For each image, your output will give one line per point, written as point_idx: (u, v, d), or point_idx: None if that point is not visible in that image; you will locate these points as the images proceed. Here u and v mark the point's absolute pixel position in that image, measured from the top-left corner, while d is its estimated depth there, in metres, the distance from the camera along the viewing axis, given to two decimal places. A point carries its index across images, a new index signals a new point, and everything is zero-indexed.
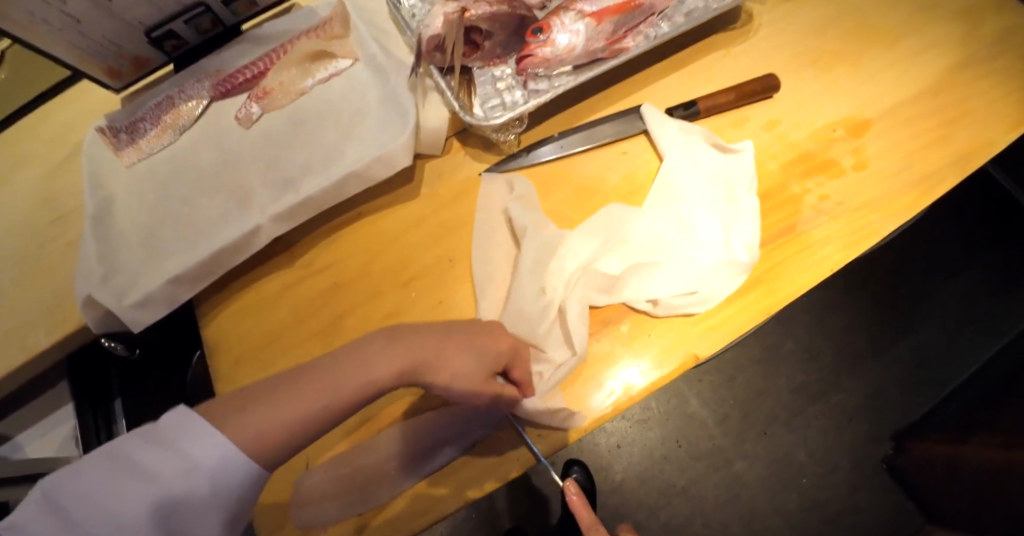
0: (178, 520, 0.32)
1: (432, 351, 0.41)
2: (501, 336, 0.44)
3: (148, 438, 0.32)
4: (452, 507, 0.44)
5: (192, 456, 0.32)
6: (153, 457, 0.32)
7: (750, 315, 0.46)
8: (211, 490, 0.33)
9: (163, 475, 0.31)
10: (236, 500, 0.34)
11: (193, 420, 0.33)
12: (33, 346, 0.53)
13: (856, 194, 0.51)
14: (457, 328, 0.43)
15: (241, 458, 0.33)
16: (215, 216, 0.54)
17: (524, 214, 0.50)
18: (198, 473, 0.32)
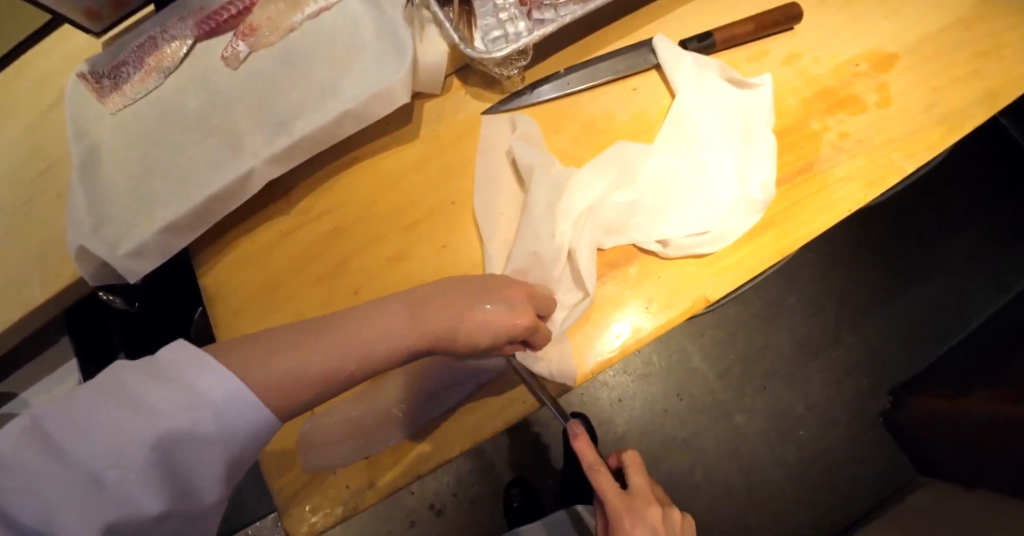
0: (177, 460, 0.30)
1: (449, 324, 0.38)
2: (523, 313, 0.40)
3: (152, 371, 0.30)
4: (457, 450, 0.44)
5: (198, 389, 0.30)
6: (156, 390, 0.30)
7: (763, 256, 0.44)
8: (216, 430, 0.31)
9: (167, 409, 0.29)
10: (243, 443, 0.32)
11: (200, 355, 0.31)
12: (30, 300, 0.52)
13: (877, 131, 0.49)
14: (483, 296, 0.40)
15: (250, 399, 0.31)
16: (209, 161, 0.52)
17: (530, 151, 0.48)
18: (205, 411, 0.30)
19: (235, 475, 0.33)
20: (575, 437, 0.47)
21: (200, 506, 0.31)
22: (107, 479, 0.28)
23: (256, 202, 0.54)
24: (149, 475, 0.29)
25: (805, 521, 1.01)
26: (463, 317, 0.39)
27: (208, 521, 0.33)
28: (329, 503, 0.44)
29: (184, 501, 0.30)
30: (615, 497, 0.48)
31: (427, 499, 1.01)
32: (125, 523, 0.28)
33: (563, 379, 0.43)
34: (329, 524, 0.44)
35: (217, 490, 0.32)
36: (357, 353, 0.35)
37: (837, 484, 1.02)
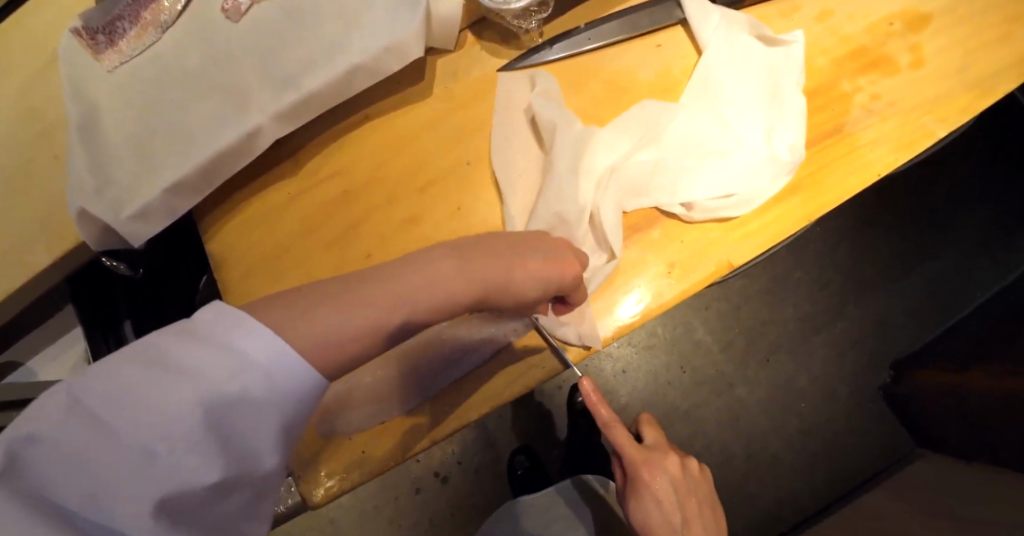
0: (229, 427, 0.28)
1: (497, 275, 0.37)
2: (569, 263, 0.40)
3: (189, 335, 0.29)
4: (475, 416, 0.44)
5: (242, 350, 0.29)
6: (198, 354, 0.28)
7: (791, 220, 0.43)
8: (265, 393, 0.29)
9: (212, 373, 0.28)
10: (294, 405, 0.30)
11: (238, 314, 0.29)
12: (33, 265, 0.50)
13: (909, 94, 0.47)
14: (526, 251, 0.39)
15: (296, 357, 0.30)
16: (215, 121, 0.49)
17: (551, 107, 0.46)
18: (251, 373, 0.29)
19: (289, 441, 0.32)
20: (589, 396, 0.46)
21: (258, 474, 0.30)
22: (157, 450, 0.26)
23: (261, 161, 0.52)
24: (204, 444, 0.27)
25: (803, 490, 1.02)
26: (510, 267, 0.38)
27: (268, 492, 0.31)
28: (345, 468, 0.44)
29: (243, 470, 0.29)
30: (635, 449, 0.50)
31: (432, 467, 1.02)
32: (186, 497, 0.27)
33: (588, 340, 0.43)
34: (345, 488, 0.44)
35: (274, 456, 0.30)
36: (401, 303, 0.34)
37: (835, 455, 1.03)
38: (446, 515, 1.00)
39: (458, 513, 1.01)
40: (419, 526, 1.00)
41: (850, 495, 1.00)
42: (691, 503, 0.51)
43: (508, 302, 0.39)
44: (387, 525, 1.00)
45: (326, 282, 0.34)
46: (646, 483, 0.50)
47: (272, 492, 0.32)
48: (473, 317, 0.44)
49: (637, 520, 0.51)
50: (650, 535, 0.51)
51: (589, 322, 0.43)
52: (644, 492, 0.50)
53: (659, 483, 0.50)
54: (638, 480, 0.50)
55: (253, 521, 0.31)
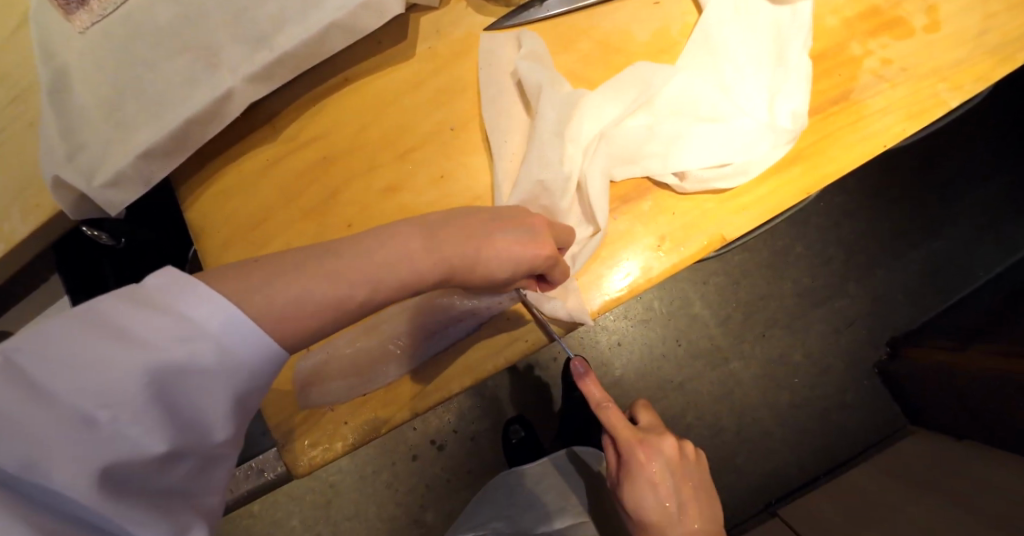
0: (177, 396, 0.27)
1: (467, 254, 0.36)
2: (544, 243, 0.37)
3: (137, 300, 0.27)
4: (458, 388, 0.42)
5: (194, 318, 0.27)
6: (145, 319, 0.26)
7: (788, 192, 0.41)
8: (216, 363, 0.27)
9: (158, 340, 0.26)
10: (251, 376, 0.29)
11: (189, 281, 0.28)
12: (11, 236, 0.48)
13: (922, 59, 0.44)
14: (497, 227, 0.37)
15: (251, 326, 0.28)
16: (187, 82, 0.46)
17: (537, 69, 0.44)
18: (202, 341, 0.27)
19: (245, 413, 0.30)
20: (580, 377, 0.46)
21: (208, 446, 0.28)
22: (98, 416, 0.25)
23: (237, 125, 0.50)
24: (149, 412, 0.26)
25: (793, 462, 1.03)
26: (480, 247, 0.36)
27: (220, 463, 0.30)
28: (329, 439, 0.43)
29: (191, 441, 0.27)
30: (631, 430, 0.49)
31: (428, 435, 1.02)
32: (128, 465, 0.25)
33: (575, 320, 0.41)
34: (328, 459, 0.43)
35: (226, 427, 0.29)
36: (366, 277, 0.33)
37: (825, 428, 1.03)
38: (443, 481, 1.02)
39: (454, 480, 1.02)
40: (415, 491, 1.01)
41: (840, 468, 1.01)
42: (686, 485, 0.49)
43: (477, 281, 0.37)
44: (385, 489, 1.02)
45: (287, 253, 0.32)
46: (642, 465, 0.48)
47: (225, 464, 0.30)
48: (451, 291, 0.43)
49: (633, 505, 0.49)
50: (647, 518, 0.49)
51: (573, 294, 0.41)
52: (640, 474, 0.48)
53: (655, 466, 0.48)
54: (634, 463, 0.48)
55: (205, 494, 0.29)
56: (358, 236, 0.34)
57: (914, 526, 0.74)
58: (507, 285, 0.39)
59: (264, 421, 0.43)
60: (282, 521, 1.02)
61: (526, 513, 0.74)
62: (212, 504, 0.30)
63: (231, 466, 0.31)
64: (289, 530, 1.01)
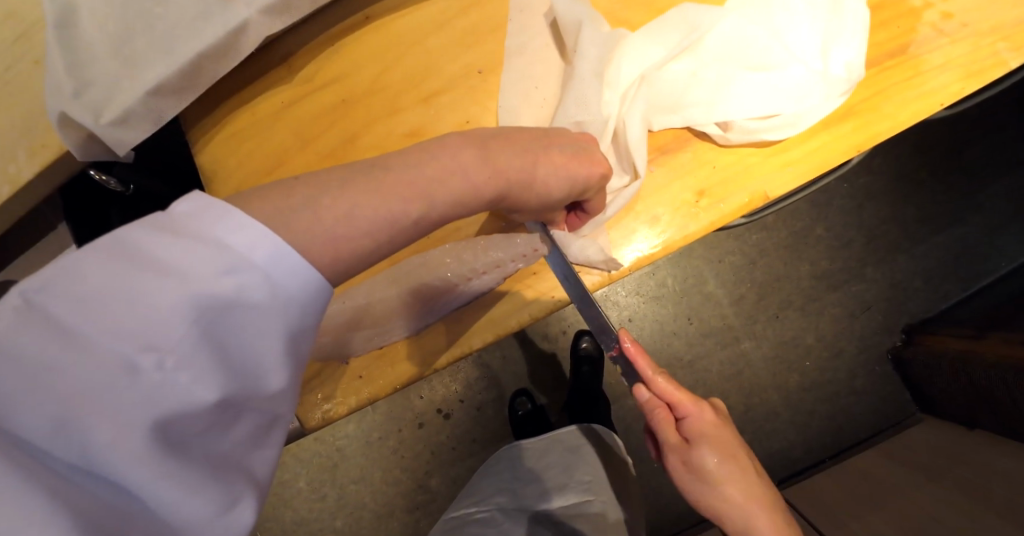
0: (224, 339, 0.25)
1: (524, 165, 0.35)
2: (597, 161, 0.37)
3: (170, 230, 0.25)
4: (480, 343, 0.41)
5: (234, 248, 0.25)
6: (182, 252, 0.24)
7: (838, 149, 0.39)
8: (264, 298, 0.25)
9: (197, 272, 0.24)
10: (301, 314, 0.27)
11: (221, 206, 0.25)
12: (17, 177, 0.46)
13: (987, 13, 0.40)
14: (550, 145, 0.36)
15: (297, 258, 0.26)
16: (197, 14, 0.43)
17: (575, 6, 0.40)
18: (246, 273, 0.25)
19: (298, 359, 0.28)
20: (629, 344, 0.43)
21: (263, 396, 0.26)
22: (140, 362, 0.23)
23: (252, 63, 0.47)
24: (195, 356, 0.24)
25: (799, 444, 1.01)
26: (538, 158, 0.35)
27: (277, 418, 0.28)
28: (342, 393, 0.42)
29: (243, 390, 0.26)
30: (690, 392, 0.45)
31: (435, 404, 1.02)
32: (177, 415, 0.24)
33: (607, 266, 0.39)
34: (340, 414, 0.42)
35: (280, 374, 0.27)
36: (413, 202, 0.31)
37: (833, 412, 1.02)
38: (448, 449, 1.01)
39: (459, 448, 1.01)
40: (420, 458, 1.01)
41: (846, 452, 1.00)
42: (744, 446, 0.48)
43: (532, 201, 0.36)
44: (390, 454, 1.02)
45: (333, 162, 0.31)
46: (711, 426, 0.45)
47: (284, 418, 0.29)
48: (482, 238, 0.42)
49: (711, 476, 0.44)
50: (736, 492, 0.44)
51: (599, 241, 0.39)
52: (713, 435, 0.45)
53: (721, 424, 0.46)
54: (703, 426, 0.45)
55: (261, 453, 0.28)
56: (401, 152, 0.32)
57: (923, 514, 0.73)
58: (552, 211, 0.38)
59: None
60: (289, 483, 1.03)
61: (530, 486, 0.74)
62: (269, 464, 0.28)
63: (286, 421, 0.29)
64: (295, 493, 1.02)
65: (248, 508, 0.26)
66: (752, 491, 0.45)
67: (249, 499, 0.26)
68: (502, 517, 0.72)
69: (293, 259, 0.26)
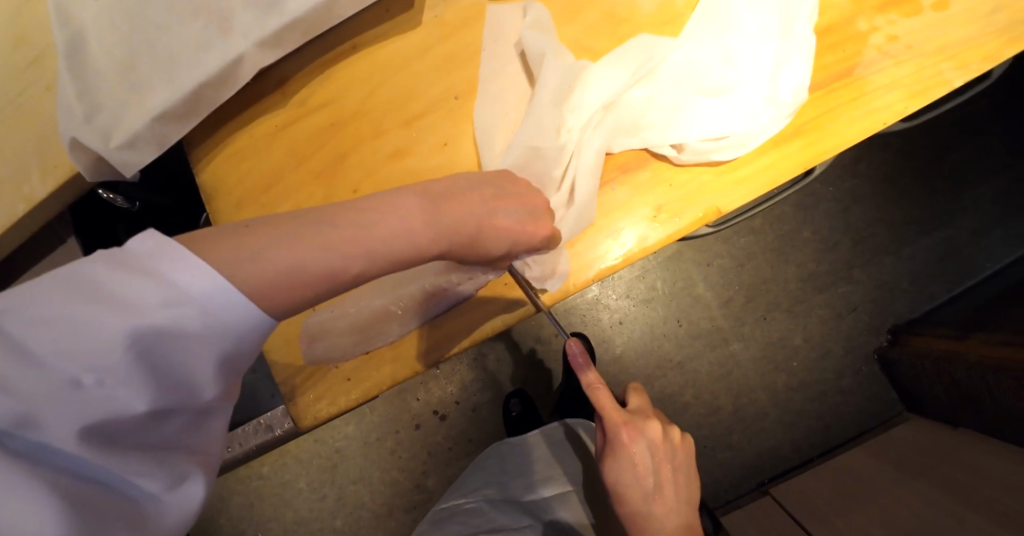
0: (162, 358, 0.28)
1: (469, 230, 0.39)
2: (543, 225, 0.41)
3: (122, 265, 0.28)
4: (458, 348, 0.44)
5: (178, 284, 0.28)
6: (129, 284, 0.28)
7: (786, 166, 0.42)
8: (201, 326, 0.29)
9: (140, 303, 0.28)
10: (237, 337, 0.31)
11: (171, 246, 0.29)
12: (32, 197, 0.50)
13: (929, 38, 0.44)
14: (500, 204, 0.40)
15: (235, 292, 0.30)
16: (196, 47, 0.46)
17: (539, 39, 0.44)
18: (185, 305, 0.28)
19: (235, 372, 0.32)
20: (574, 356, 0.49)
21: (199, 402, 0.30)
22: (86, 379, 0.26)
23: (247, 89, 0.50)
24: (135, 373, 0.27)
25: (787, 442, 1.04)
26: (483, 223, 0.39)
27: (214, 414, 0.32)
28: (332, 395, 0.45)
29: (180, 399, 0.30)
30: (620, 416, 0.49)
31: (431, 405, 1.05)
32: (119, 422, 0.28)
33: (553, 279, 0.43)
34: (333, 413, 0.45)
35: (216, 387, 0.31)
36: (385, 231, 0.35)
37: (820, 411, 1.04)
38: (444, 448, 1.05)
39: (456, 448, 1.04)
40: (417, 458, 1.05)
41: (834, 450, 1.02)
42: (665, 468, 0.51)
43: (474, 257, 0.40)
44: (389, 455, 1.05)
45: None
46: (623, 448, 0.50)
47: (220, 413, 0.33)
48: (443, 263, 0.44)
49: (610, 481, 0.52)
50: (624, 498, 0.52)
51: (550, 281, 0.43)
52: (622, 455, 0.50)
53: (637, 449, 0.50)
54: (616, 446, 0.50)
55: (201, 444, 0.32)
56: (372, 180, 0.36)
57: (906, 512, 0.75)
58: (501, 260, 0.42)
59: (275, 379, 0.45)
60: (291, 483, 1.06)
61: (516, 480, 0.77)
62: (215, 448, 0.33)
63: (224, 416, 0.33)
64: (297, 493, 1.05)
65: (194, 487, 0.30)
66: (645, 503, 0.52)
67: (195, 481, 0.31)
68: (489, 507, 0.74)
69: (231, 292, 0.30)
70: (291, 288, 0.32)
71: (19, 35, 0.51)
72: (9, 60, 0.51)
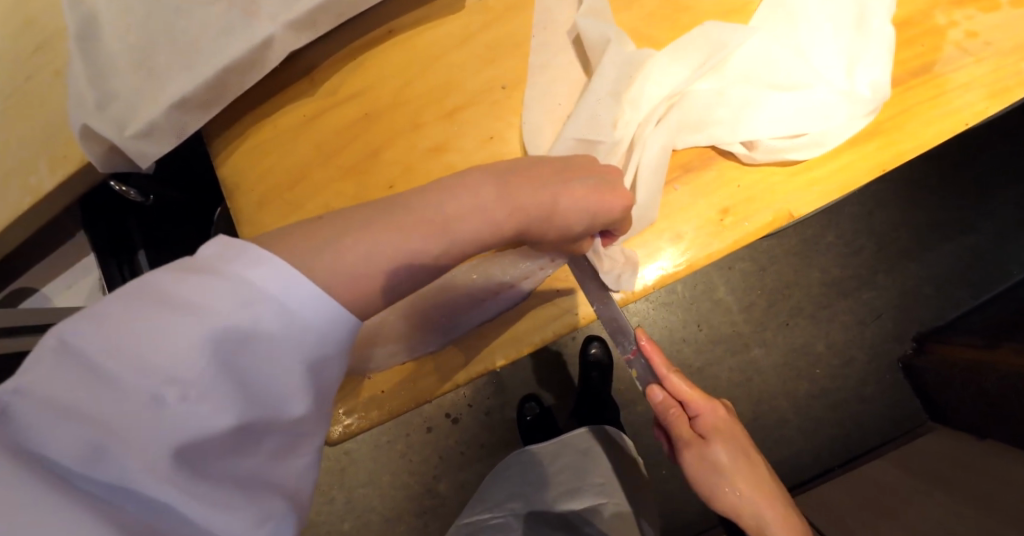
0: (245, 368, 0.25)
1: (544, 202, 0.35)
2: (621, 193, 0.37)
3: (195, 270, 0.26)
4: (503, 360, 0.41)
5: (254, 284, 0.26)
6: (205, 288, 0.25)
7: (864, 169, 0.39)
8: (280, 328, 0.26)
9: (217, 307, 0.25)
10: (318, 342, 0.28)
11: (241, 247, 0.27)
12: (39, 188, 0.47)
13: (1013, 33, 0.40)
14: (572, 176, 0.37)
15: (311, 291, 0.27)
16: (220, 29, 0.43)
17: (598, 25, 0.41)
18: (262, 306, 0.26)
19: (323, 386, 0.29)
20: (642, 346, 0.44)
21: (285, 420, 0.27)
22: (166, 394, 0.24)
23: (274, 77, 0.47)
24: (216, 385, 0.24)
25: (808, 452, 1.00)
26: (558, 195, 0.36)
27: (307, 438, 0.29)
28: (365, 407, 0.42)
29: (265, 415, 0.26)
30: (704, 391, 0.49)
31: (444, 408, 1.02)
32: (200, 443, 0.24)
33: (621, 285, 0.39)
34: (365, 427, 0.42)
35: (302, 398, 0.27)
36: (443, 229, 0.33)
37: (842, 420, 1.00)
38: (456, 452, 1.01)
39: (468, 452, 1.01)
40: (428, 461, 1.02)
41: (857, 460, 0.98)
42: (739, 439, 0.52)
43: (545, 237, 0.37)
44: (399, 458, 1.02)
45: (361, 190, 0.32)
46: (720, 418, 0.49)
47: (311, 439, 0.29)
48: (504, 255, 0.42)
49: (723, 468, 0.47)
50: (739, 485, 0.47)
51: (623, 278, 0.39)
52: (723, 427, 0.48)
53: (727, 419, 0.49)
54: (714, 421, 0.48)
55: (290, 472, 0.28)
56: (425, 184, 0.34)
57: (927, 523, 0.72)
58: (576, 241, 0.38)
59: None
60: None
61: (541, 492, 0.73)
62: (305, 478, 0.29)
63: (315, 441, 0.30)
64: None
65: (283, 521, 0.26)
66: (760, 483, 0.47)
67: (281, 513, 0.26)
68: (516, 523, 0.71)
69: (306, 292, 0.27)
70: (335, 296, 0.29)
71: (33, 16, 0.48)
72: (22, 43, 0.48)
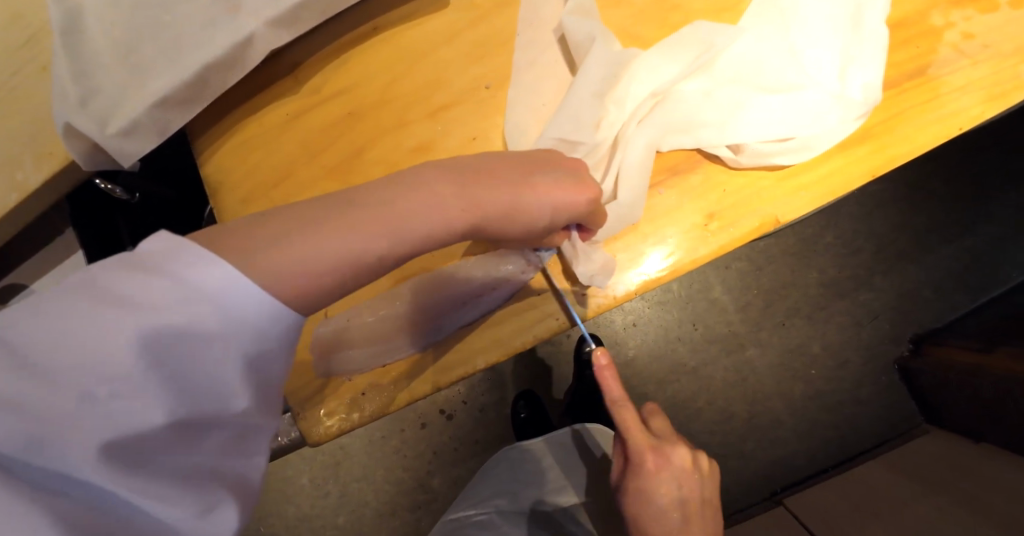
0: (183, 364, 0.25)
1: (503, 197, 0.34)
2: (586, 186, 0.36)
3: (133, 266, 0.26)
4: (483, 364, 0.40)
5: (193, 280, 0.25)
6: (141, 284, 0.25)
7: (854, 174, 0.38)
8: (220, 325, 0.26)
9: (153, 304, 0.25)
10: (263, 337, 0.27)
11: (180, 242, 0.26)
12: (24, 185, 0.46)
13: (1011, 35, 0.39)
14: (535, 171, 0.36)
15: (253, 287, 0.27)
16: (203, 24, 0.42)
17: (584, 23, 0.40)
18: (200, 303, 0.25)
19: (269, 380, 0.28)
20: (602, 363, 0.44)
21: (228, 414, 0.27)
22: (100, 391, 0.23)
23: (257, 73, 0.47)
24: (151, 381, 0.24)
25: (803, 452, 1.00)
26: (518, 189, 0.35)
27: (256, 431, 0.28)
28: (346, 408, 0.41)
29: (206, 410, 0.26)
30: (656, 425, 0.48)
31: (437, 405, 1.01)
32: (137, 438, 0.24)
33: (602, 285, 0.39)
34: (345, 429, 0.41)
35: (245, 392, 0.27)
36: (413, 230, 0.32)
37: (837, 421, 1.00)
38: (449, 449, 1.01)
39: (461, 449, 1.01)
40: (422, 458, 1.01)
41: (850, 461, 0.98)
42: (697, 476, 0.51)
43: (523, 238, 0.36)
44: (393, 454, 1.02)
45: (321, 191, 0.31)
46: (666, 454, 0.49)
47: (262, 431, 0.29)
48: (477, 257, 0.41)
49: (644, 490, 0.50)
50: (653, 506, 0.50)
51: (598, 278, 0.39)
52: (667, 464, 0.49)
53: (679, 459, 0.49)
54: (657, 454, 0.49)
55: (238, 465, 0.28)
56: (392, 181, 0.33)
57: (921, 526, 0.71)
58: (547, 236, 0.37)
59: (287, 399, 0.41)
60: (292, 479, 1.03)
61: (528, 489, 0.73)
62: (255, 471, 0.28)
63: (267, 432, 0.29)
64: (298, 489, 1.03)
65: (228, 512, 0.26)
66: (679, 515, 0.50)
67: (226, 506, 0.26)
68: (501, 520, 0.71)
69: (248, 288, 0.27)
70: (289, 290, 0.28)
71: (15, 9, 0.47)
72: (4, 36, 0.47)
